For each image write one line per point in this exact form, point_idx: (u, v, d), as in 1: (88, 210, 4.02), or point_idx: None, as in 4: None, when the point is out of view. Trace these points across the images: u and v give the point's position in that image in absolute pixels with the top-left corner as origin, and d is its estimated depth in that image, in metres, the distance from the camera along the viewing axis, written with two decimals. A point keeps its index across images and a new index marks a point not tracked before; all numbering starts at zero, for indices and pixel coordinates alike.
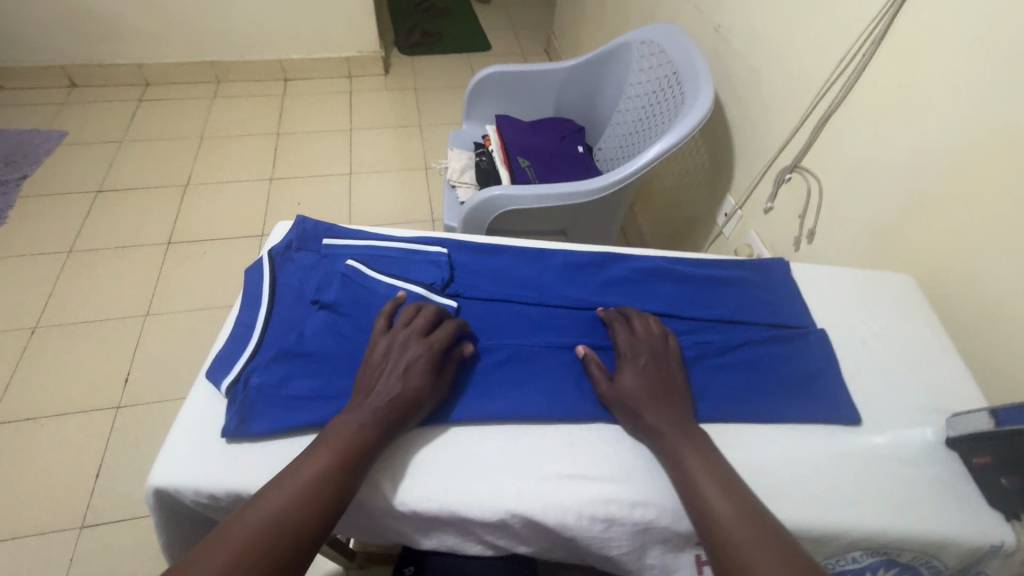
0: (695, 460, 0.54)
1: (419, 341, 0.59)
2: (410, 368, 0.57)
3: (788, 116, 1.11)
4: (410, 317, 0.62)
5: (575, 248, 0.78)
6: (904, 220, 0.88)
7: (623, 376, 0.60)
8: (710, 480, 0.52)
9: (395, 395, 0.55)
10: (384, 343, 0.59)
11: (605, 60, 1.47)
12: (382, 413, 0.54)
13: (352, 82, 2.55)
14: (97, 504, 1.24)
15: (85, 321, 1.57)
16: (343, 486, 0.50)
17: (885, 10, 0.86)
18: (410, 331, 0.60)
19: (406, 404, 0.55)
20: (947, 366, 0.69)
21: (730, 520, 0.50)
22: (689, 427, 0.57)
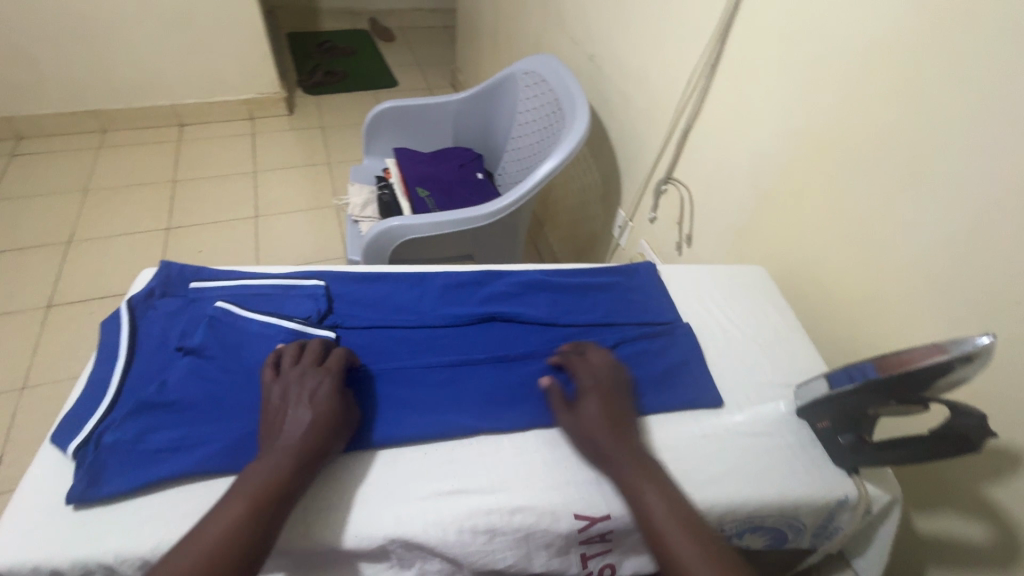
0: (652, 490, 0.56)
1: (313, 372, 0.58)
2: (315, 403, 0.55)
3: (656, 133, 1.21)
4: (301, 354, 0.61)
5: (457, 269, 0.81)
6: (755, 219, 0.98)
7: (587, 403, 0.62)
8: (641, 477, 0.56)
9: (294, 425, 0.54)
10: (281, 385, 0.57)
11: (495, 91, 1.55)
12: (297, 451, 0.52)
13: (254, 125, 2.49)
14: None
15: None
16: (246, 529, 0.47)
17: (715, 37, 0.98)
18: (301, 365, 0.59)
19: (319, 441, 0.53)
20: (795, 344, 0.77)
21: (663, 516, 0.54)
22: (620, 430, 0.60)
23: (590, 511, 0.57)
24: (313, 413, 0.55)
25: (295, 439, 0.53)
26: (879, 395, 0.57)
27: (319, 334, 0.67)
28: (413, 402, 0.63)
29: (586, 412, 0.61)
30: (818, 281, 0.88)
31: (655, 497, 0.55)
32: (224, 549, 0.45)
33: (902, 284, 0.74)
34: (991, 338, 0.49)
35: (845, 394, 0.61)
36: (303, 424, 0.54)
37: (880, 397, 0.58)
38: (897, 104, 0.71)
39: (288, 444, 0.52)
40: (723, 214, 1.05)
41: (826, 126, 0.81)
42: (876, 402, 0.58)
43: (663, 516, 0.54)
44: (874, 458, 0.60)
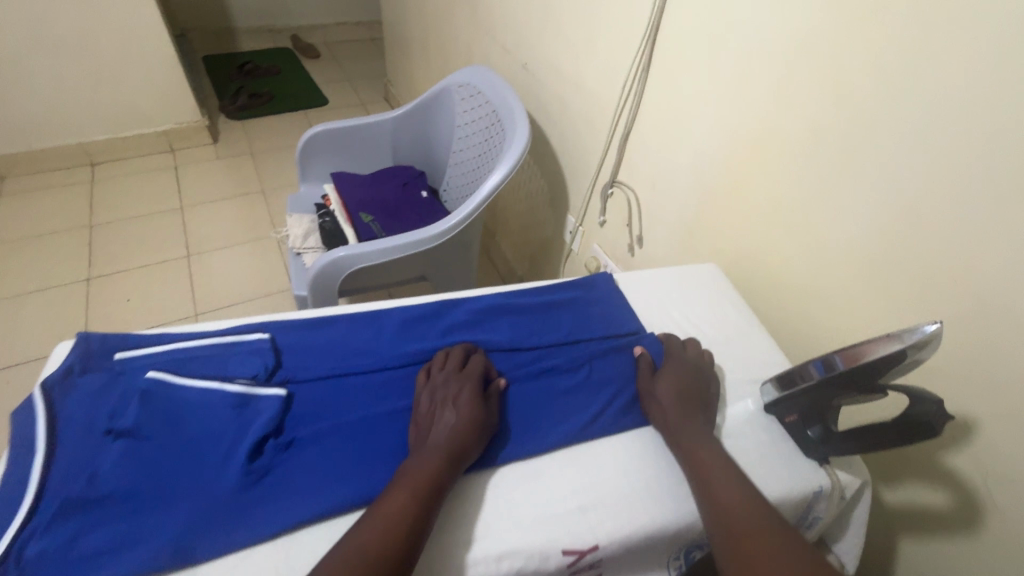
0: (707, 452, 0.59)
1: (457, 376, 0.63)
2: (457, 400, 0.60)
3: (597, 138, 1.22)
4: (445, 360, 0.67)
5: (411, 302, 0.78)
6: (700, 216, 1.00)
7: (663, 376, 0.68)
8: (712, 454, 0.59)
9: (448, 419, 0.58)
10: (429, 390, 0.63)
11: (430, 106, 1.52)
12: (445, 443, 0.56)
13: (176, 157, 2.34)
14: None
15: None
16: (416, 507, 0.50)
17: (645, 41, 0.99)
18: (447, 371, 0.64)
19: (463, 432, 0.57)
20: (753, 340, 0.79)
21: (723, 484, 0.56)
22: (699, 395, 0.67)
23: (577, 544, 0.55)
24: (452, 410, 0.59)
25: (437, 436, 0.57)
26: (841, 386, 0.59)
27: (269, 394, 0.61)
28: (380, 454, 0.59)
29: (660, 383, 0.67)
30: (766, 273, 0.90)
31: (718, 472, 0.57)
32: (399, 524, 0.48)
33: (847, 270, 0.77)
34: (937, 325, 0.51)
35: (808, 389, 0.62)
36: (448, 419, 0.58)
37: (842, 387, 0.59)
38: (824, 97, 0.73)
39: (433, 439, 0.56)
40: (670, 213, 1.07)
41: (759, 122, 0.83)
42: (839, 392, 0.60)
43: (718, 481, 0.56)
44: (841, 448, 0.61)
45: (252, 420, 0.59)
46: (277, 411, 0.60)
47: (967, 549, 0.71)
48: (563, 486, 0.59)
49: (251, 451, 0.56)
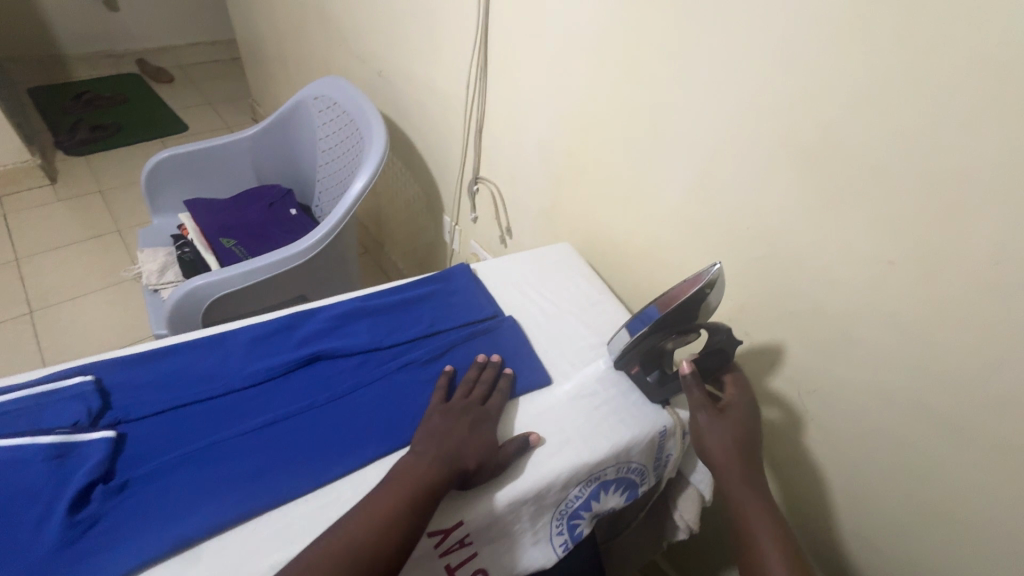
0: (757, 506, 0.61)
1: (480, 407, 0.65)
2: (480, 428, 0.62)
3: (455, 137, 1.25)
4: (476, 385, 0.68)
5: (263, 318, 0.75)
6: (554, 201, 1.06)
7: (718, 418, 0.66)
8: (762, 505, 0.62)
9: (456, 441, 0.59)
10: (445, 410, 0.64)
11: (287, 121, 1.47)
12: (445, 459, 0.57)
13: (4, 204, 2.06)
14: None
15: None
16: (405, 522, 0.52)
17: (479, 42, 1.03)
18: (471, 399, 0.66)
19: (482, 463, 0.59)
20: (604, 307, 0.86)
21: (739, 496, 0.62)
22: (751, 441, 0.66)
23: (440, 524, 0.57)
24: (475, 437, 0.61)
25: (448, 451, 0.58)
26: (659, 330, 0.67)
27: (94, 438, 0.57)
28: (229, 478, 0.56)
29: (722, 425, 0.66)
30: (613, 245, 0.97)
31: (764, 522, 0.60)
32: (379, 532, 0.51)
33: (673, 233, 0.86)
34: (718, 268, 0.62)
35: (642, 343, 0.68)
36: (471, 451, 0.59)
37: (664, 330, 0.67)
38: (628, 82, 0.81)
39: (437, 450, 0.58)
40: (529, 202, 1.12)
41: (584, 109, 0.90)
42: (663, 335, 0.68)
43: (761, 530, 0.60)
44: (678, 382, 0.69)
45: (77, 469, 0.54)
46: (106, 453, 0.56)
47: (799, 460, 0.82)
48: None
49: (74, 500, 0.52)
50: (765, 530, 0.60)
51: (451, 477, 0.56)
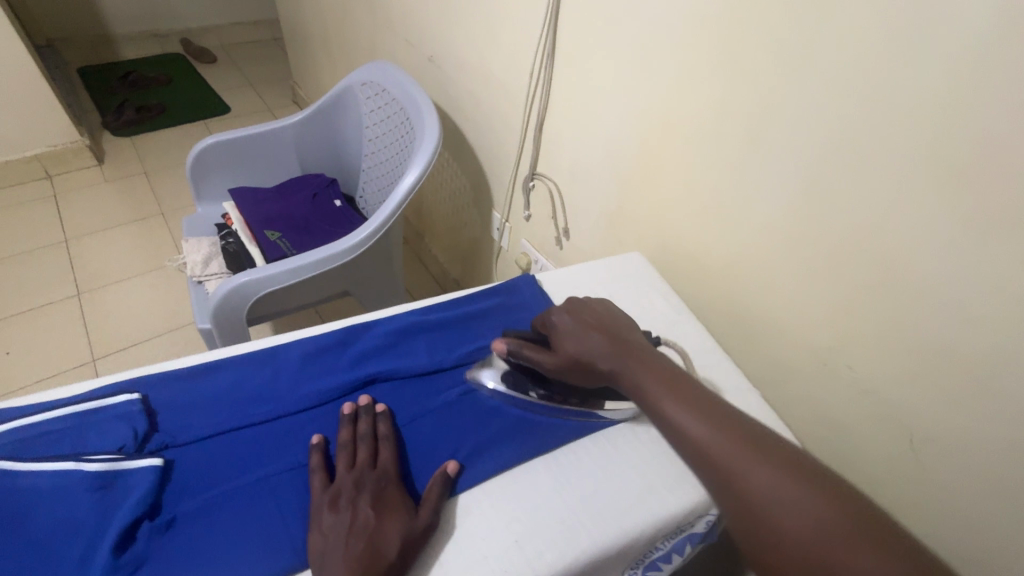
0: (686, 417, 0.52)
1: (372, 471, 0.54)
2: (385, 500, 0.52)
3: (512, 130, 1.16)
4: (360, 441, 0.57)
5: (315, 330, 0.70)
6: (621, 204, 0.97)
7: (565, 348, 0.61)
8: (698, 418, 0.52)
9: (360, 535, 0.49)
10: (336, 495, 0.52)
11: (333, 108, 1.41)
12: (364, 568, 0.46)
13: (54, 184, 2.09)
14: None
15: None
16: None
17: (547, 26, 0.94)
18: (358, 466, 0.54)
19: (407, 545, 0.49)
20: (682, 328, 0.78)
21: (712, 443, 0.49)
22: (628, 349, 0.60)
23: None
24: (381, 518, 0.50)
25: (358, 557, 0.47)
26: (522, 382, 0.64)
27: (140, 466, 0.52)
28: (283, 518, 0.51)
29: (585, 349, 0.60)
30: (690, 257, 0.88)
31: (721, 441, 0.49)
32: None
33: (766, 249, 0.76)
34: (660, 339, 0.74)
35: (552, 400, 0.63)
36: (390, 536, 0.49)
37: (524, 376, 0.64)
38: (722, 76, 0.71)
39: (347, 562, 0.47)
40: (592, 204, 1.03)
41: (664, 105, 0.81)
42: (533, 378, 0.63)
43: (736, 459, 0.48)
44: (557, 374, 0.61)
45: (121, 503, 0.50)
46: (152, 486, 0.51)
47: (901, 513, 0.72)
48: (494, 520, 0.54)
49: (118, 540, 0.47)
50: (726, 456, 0.48)
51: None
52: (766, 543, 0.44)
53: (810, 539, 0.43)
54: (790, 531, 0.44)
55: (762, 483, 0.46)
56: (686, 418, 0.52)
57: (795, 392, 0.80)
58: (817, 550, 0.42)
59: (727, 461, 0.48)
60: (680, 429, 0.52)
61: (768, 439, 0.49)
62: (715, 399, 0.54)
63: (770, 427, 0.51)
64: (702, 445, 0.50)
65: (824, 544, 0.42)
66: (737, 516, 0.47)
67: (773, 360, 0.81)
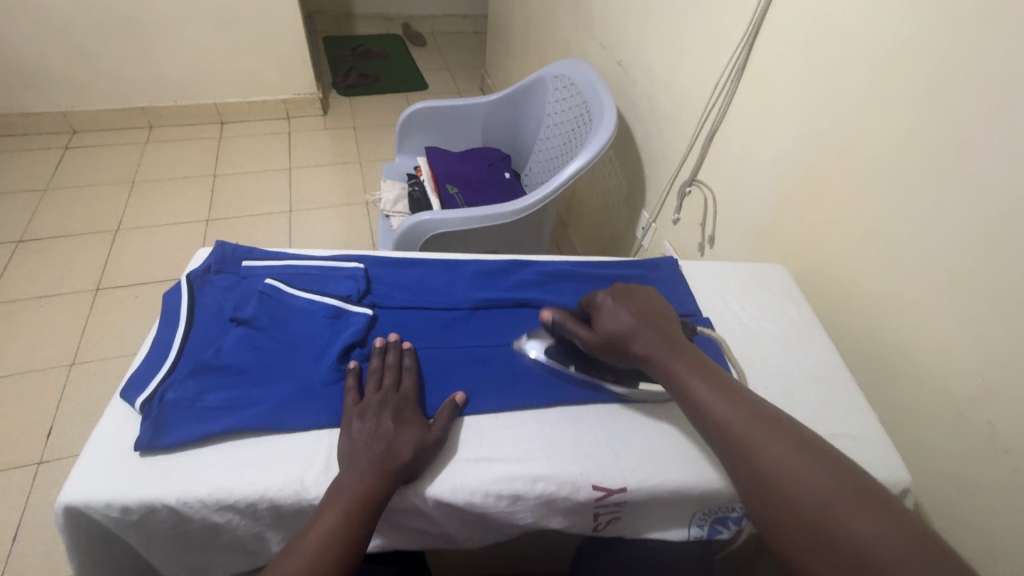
0: (721, 405, 0.58)
1: (394, 395, 0.62)
2: (404, 417, 0.60)
3: (682, 136, 1.24)
4: (383, 371, 0.65)
5: (488, 257, 0.86)
6: (776, 221, 1.00)
7: (604, 327, 0.67)
8: (730, 406, 0.58)
9: (377, 441, 0.57)
10: (363, 409, 0.60)
11: (525, 93, 1.60)
12: (378, 463, 0.55)
13: (290, 123, 2.62)
14: (22, 550, 1.24)
15: (22, 371, 1.57)
16: (350, 534, 0.51)
17: (743, 43, 1.00)
18: (383, 390, 0.62)
19: (419, 452, 0.57)
20: (812, 341, 0.80)
21: (734, 422, 0.56)
22: (666, 333, 0.65)
23: (606, 483, 0.60)
24: (396, 429, 0.58)
25: (377, 454, 0.56)
26: (564, 356, 0.70)
27: (358, 311, 0.72)
28: (446, 377, 0.68)
29: (624, 329, 0.66)
30: (837, 282, 0.90)
31: (754, 429, 0.55)
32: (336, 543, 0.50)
33: (922, 286, 0.76)
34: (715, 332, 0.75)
35: (588, 373, 0.69)
36: (406, 443, 0.57)
37: (566, 352, 0.70)
38: (918, 106, 0.73)
39: (369, 458, 0.56)
40: (748, 215, 1.07)
41: (848, 128, 0.83)
42: (574, 354, 0.70)
43: (766, 441, 0.54)
44: (597, 352, 0.67)
45: (344, 331, 0.69)
46: (365, 326, 0.70)
47: None
48: (598, 433, 0.65)
49: (340, 354, 0.66)
50: (759, 440, 0.55)
51: (393, 478, 0.55)
52: (775, 510, 0.51)
53: (820, 507, 0.50)
54: (802, 499, 0.50)
55: (778, 456, 0.53)
56: (714, 400, 0.58)
57: (922, 439, 0.78)
58: (825, 516, 0.49)
59: (758, 445, 0.54)
60: (707, 412, 0.58)
61: (783, 419, 0.57)
62: (735, 382, 0.61)
63: (785, 412, 0.58)
64: (724, 425, 0.57)
65: (828, 510, 0.49)
66: (751, 487, 0.54)
67: (905, 401, 0.80)
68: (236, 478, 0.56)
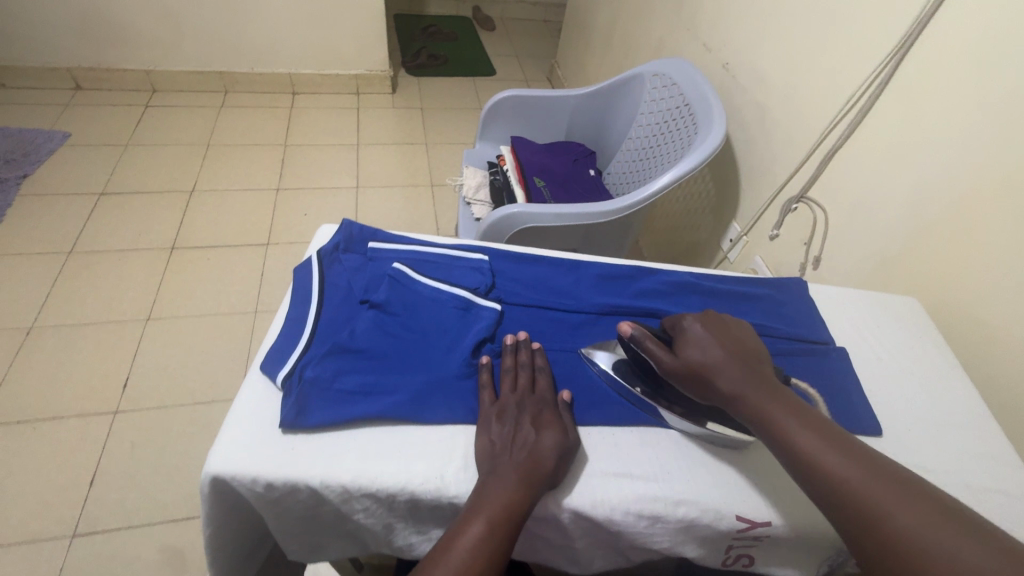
0: (829, 456, 0.49)
1: (531, 398, 0.61)
2: (542, 420, 0.58)
3: (795, 149, 1.17)
4: (515, 373, 0.63)
5: (609, 260, 0.83)
6: (908, 250, 0.94)
7: (686, 357, 0.58)
8: (841, 459, 0.49)
9: (520, 448, 0.55)
10: (503, 409, 0.59)
11: (619, 89, 1.55)
12: (524, 469, 0.53)
13: (360, 99, 2.62)
14: (95, 497, 1.28)
15: (98, 322, 1.61)
16: (496, 542, 0.49)
17: (890, 58, 0.94)
18: (520, 391, 0.61)
19: (561, 457, 0.56)
20: (956, 384, 0.75)
21: (847, 476, 0.48)
22: (759, 371, 0.57)
23: (751, 515, 0.57)
24: (535, 435, 0.56)
25: (523, 460, 0.54)
26: (630, 376, 0.64)
27: (487, 306, 0.70)
28: (578, 384, 0.66)
29: (715, 361, 0.57)
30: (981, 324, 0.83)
31: (873, 488, 0.46)
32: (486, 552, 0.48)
33: None
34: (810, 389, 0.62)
35: (656, 401, 0.62)
36: (548, 450, 0.55)
37: (636, 371, 0.64)
38: None
39: (515, 463, 0.54)
40: (870, 238, 1.01)
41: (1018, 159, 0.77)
42: (644, 375, 0.63)
43: (889, 503, 0.45)
44: (673, 381, 0.59)
45: (474, 324, 0.68)
46: (495, 322, 0.68)
47: None
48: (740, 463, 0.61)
49: (473, 349, 0.65)
50: (879, 502, 0.46)
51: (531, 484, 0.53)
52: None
53: None
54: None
55: (909, 523, 0.44)
56: (822, 451, 0.49)
57: None
58: None
59: (878, 507, 0.45)
60: (813, 466, 0.49)
61: (908, 477, 0.47)
62: (840, 430, 0.52)
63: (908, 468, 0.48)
64: (838, 482, 0.48)
65: None
66: (871, 555, 0.45)
67: None
68: (377, 469, 0.55)
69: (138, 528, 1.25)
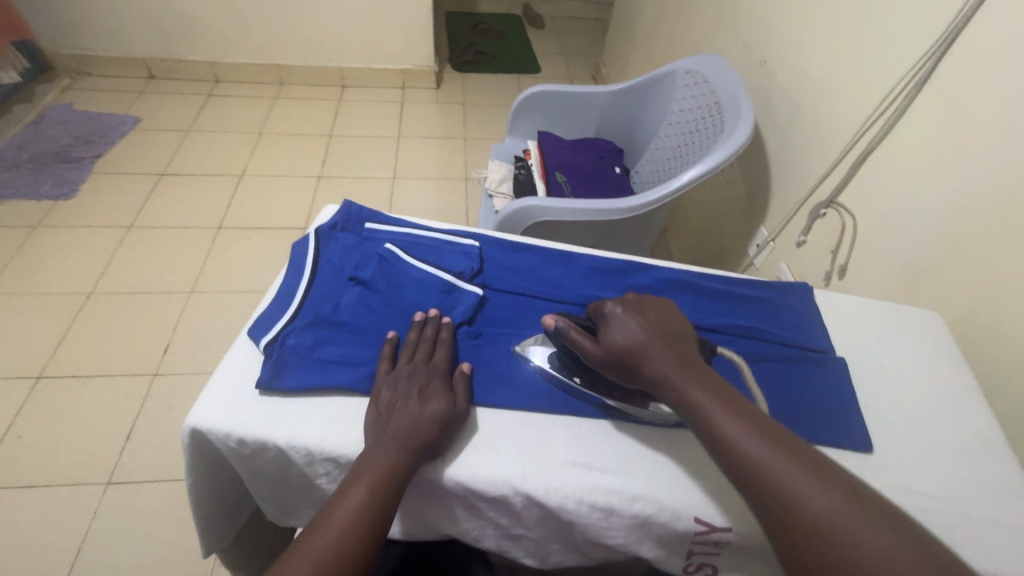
0: (750, 440, 0.48)
1: (422, 369, 0.60)
2: (429, 391, 0.58)
3: (827, 151, 1.11)
4: (413, 347, 0.63)
5: (604, 254, 0.82)
6: (938, 262, 0.87)
7: (610, 339, 0.58)
8: (762, 444, 0.48)
9: (403, 417, 0.55)
10: (393, 379, 0.59)
11: (650, 86, 1.52)
12: (402, 438, 0.53)
13: (405, 93, 2.70)
14: (130, 450, 1.39)
15: (148, 291, 1.75)
16: (373, 507, 0.50)
17: (930, 55, 0.87)
18: (412, 363, 0.61)
19: (442, 427, 0.55)
20: (970, 407, 0.69)
21: (765, 460, 0.47)
22: (684, 354, 0.55)
23: (711, 519, 0.55)
24: (417, 406, 0.56)
25: (402, 429, 0.54)
26: (568, 367, 0.63)
27: (469, 290, 0.71)
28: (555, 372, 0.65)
29: (638, 343, 0.56)
30: (1012, 346, 0.76)
31: (791, 474, 0.46)
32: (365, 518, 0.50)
33: None
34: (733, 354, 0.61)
35: (595, 390, 0.62)
36: (428, 420, 0.55)
37: (572, 362, 0.63)
38: None
39: (395, 432, 0.54)
40: (900, 248, 0.94)
41: None
42: (579, 364, 0.62)
43: (805, 489, 0.45)
44: (598, 364, 0.58)
45: (454, 306, 0.69)
46: (474, 306, 0.69)
47: None
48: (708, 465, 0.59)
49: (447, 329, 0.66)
50: (795, 487, 0.45)
51: (421, 449, 0.54)
52: None
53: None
54: (853, 565, 0.41)
55: (825, 508, 0.44)
56: (742, 436, 0.48)
57: None
58: None
59: (793, 491, 0.45)
60: (734, 452, 0.48)
61: (826, 464, 0.47)
62: (764, 414, 0.51)
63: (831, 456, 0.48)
64: (757, 467, 0.47)
65: None
66: (785, 540, 0.44)
67: None
68: (339, 435, 0.57)
69: (164, 482, 1.35)
